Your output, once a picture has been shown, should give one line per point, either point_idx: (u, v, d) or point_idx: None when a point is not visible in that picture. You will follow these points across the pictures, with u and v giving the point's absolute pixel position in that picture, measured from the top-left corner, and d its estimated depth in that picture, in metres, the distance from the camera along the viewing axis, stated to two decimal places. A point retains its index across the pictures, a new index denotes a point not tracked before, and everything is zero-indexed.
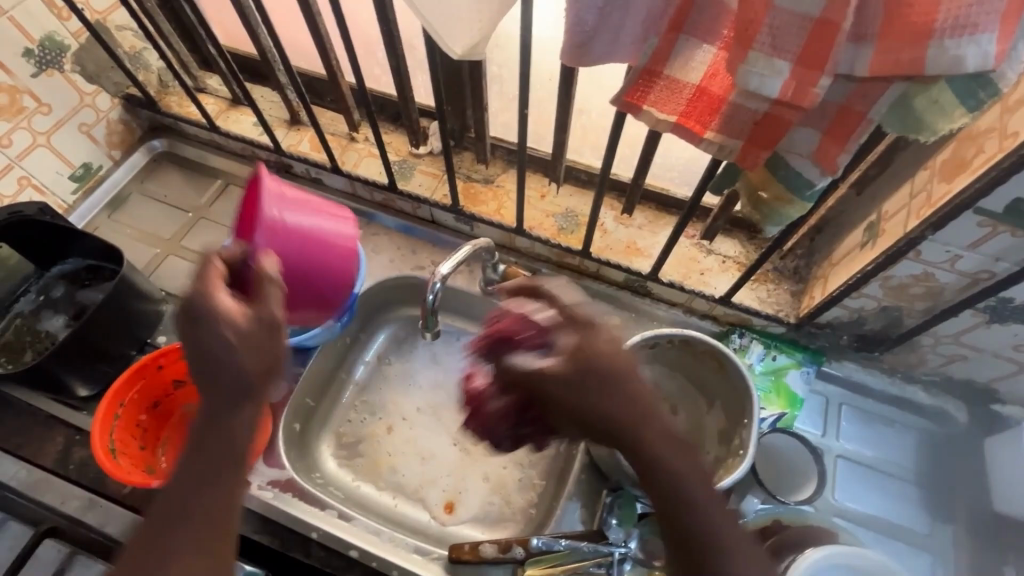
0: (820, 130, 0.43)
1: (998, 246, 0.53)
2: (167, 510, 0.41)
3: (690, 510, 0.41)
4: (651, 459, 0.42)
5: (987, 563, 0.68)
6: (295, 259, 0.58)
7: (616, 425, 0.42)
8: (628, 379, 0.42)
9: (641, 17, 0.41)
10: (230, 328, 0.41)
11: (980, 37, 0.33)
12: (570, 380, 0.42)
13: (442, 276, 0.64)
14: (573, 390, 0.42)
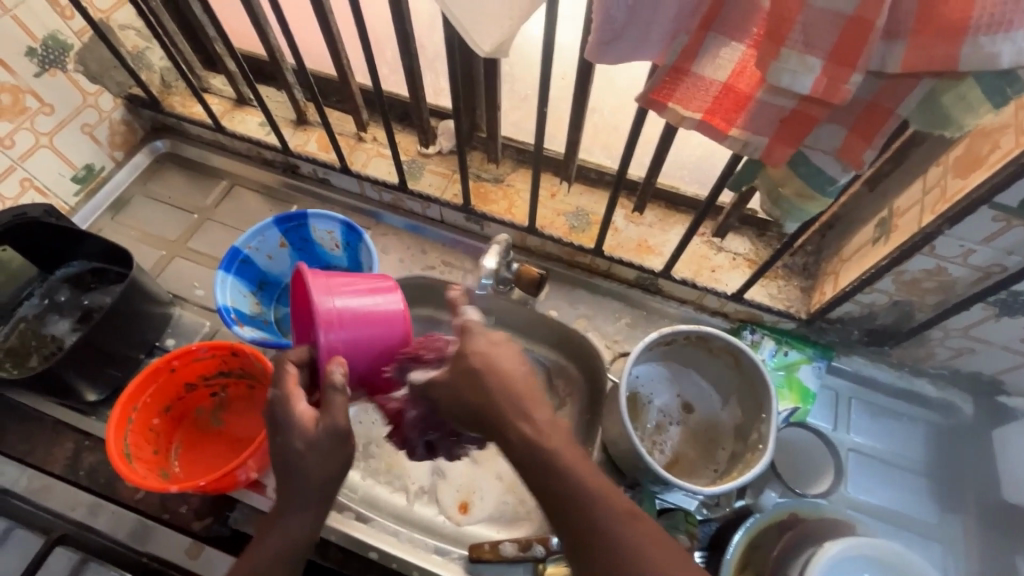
0: (846, 126, 0.43)
1: (1011, 240, 0.54)
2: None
3: (558, 477, 0.43)
4: (527, 444, 0.45)
5: (997, 553, 0.69)
6: (347, 341, 0.56)
7: (486, 410, 0.46)
8: (499, 374, 0.47)
9: (672, 15, 0.41)
10: (301, 439, 0.47)
11: (1014, 35, 0.34)
12: (448, 380, 0.49)
13: (489, 270, 0.74)
14: (456, 388, 0.48)
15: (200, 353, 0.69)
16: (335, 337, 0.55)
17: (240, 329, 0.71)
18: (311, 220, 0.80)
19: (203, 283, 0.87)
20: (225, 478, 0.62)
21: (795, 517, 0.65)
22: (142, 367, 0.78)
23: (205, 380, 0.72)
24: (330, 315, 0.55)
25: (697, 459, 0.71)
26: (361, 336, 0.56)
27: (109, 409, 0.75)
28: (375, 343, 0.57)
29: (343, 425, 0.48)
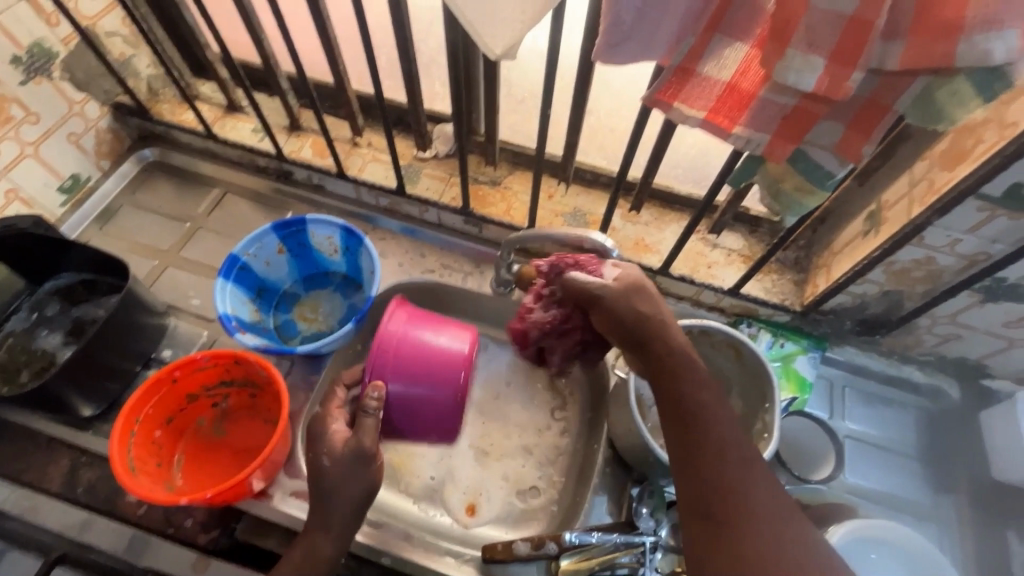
0: (845, 122, 0.46)
1: (995, 229, 0.57)
2: None
3: (694, 395, 0.52)
4: (678, 365, 0.54)
5: (988, 529, 0.73)
6: (393, 370, 0.64)
7: (652, 331, 0.56)
8: (657, 302, 0.58)
9: (679, 17, 0.43)
10: (328, 455, 0.56)
11: (1006, 32, 0.35)
12: (622, 292, 0.57)
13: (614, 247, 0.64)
14: (638, 305, 0.57)
15: (204, 363, 0.68)
16: (386, 361, 0.64)
17: (243, 336, 0.70)
18: (310, 226, 0.80)
19: (199, 292, 0.85)
20: (233, 489, 0.61)
21: (800, 503, 0.70)
22: (138, 379, 0.77)
23: (207, 390, 0.71)
24: (393, 337, 0.65)
25: None
26: (410, 367, 0.64)
27: (104, 423, 0.73)
28: (420, 381, 0.64)
29: (366, 447, 0.56)
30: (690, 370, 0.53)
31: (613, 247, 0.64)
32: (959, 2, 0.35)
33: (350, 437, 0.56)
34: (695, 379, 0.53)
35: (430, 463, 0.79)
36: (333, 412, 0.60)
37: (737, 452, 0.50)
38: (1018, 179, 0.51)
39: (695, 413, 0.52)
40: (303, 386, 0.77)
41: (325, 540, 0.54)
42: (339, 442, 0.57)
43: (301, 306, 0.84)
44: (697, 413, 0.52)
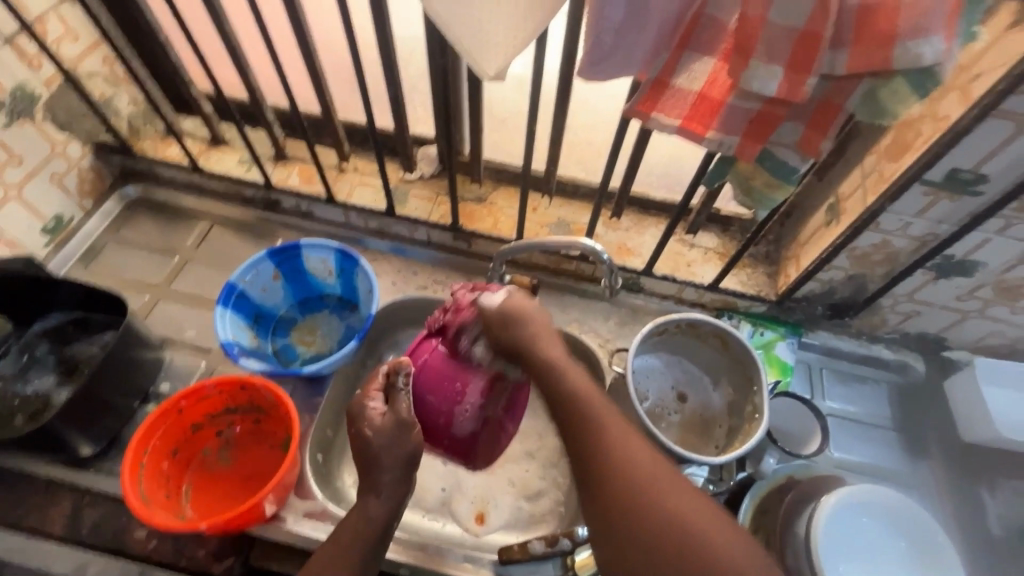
0: (804, 122, 0.51)
1: (940, 211, 0.64)
2: (354, 525, 0.55)
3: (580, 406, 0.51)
4: (556, 389, 0.53)
5: (963, 489, 0.78)
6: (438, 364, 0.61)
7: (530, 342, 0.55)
8: (524, 319, 0.56)
9: (654, 36, 0.48)
10: (369, 426, 0.56)
11: (933, 38, 0.41)
12: (505, 317, 0.56)
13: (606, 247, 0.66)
14: (529, 318, 0.57)
15: (209, 391, 0.69)
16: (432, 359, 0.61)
17: (246, 361, 0.71)
18: (304, 250, 0.81)
19: (193, 323, 0.85)
20: (247, 512, 0.62)
21: (792, 480, 0.73)
22: (137, 415, 0.76)
23: (212, 419, 0.71)
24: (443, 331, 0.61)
25: (696, 440, 0.76)
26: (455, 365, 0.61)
27: (105, 461, 0.72)
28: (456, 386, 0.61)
29: (405, 416, 0.58)
30: (569, 391, 0.52)
31: (602, 249, 0.66)
32: (890, 15, 0.41)
33: (391, 411, 0.58)
34: (579, 405, 0.51)
35: (439, 474, 0.81)
36: (371, 393, 0.59)
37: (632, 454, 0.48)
38: (954, 165, 0.58)
39: (588, 439, 0.49)
40: (307, 408, 0.78)
41: (376, 508, 0.56)
42: (378, 418, 0.58)
43: (298, 330, 0.85)
44: (584, 441, 0.49)
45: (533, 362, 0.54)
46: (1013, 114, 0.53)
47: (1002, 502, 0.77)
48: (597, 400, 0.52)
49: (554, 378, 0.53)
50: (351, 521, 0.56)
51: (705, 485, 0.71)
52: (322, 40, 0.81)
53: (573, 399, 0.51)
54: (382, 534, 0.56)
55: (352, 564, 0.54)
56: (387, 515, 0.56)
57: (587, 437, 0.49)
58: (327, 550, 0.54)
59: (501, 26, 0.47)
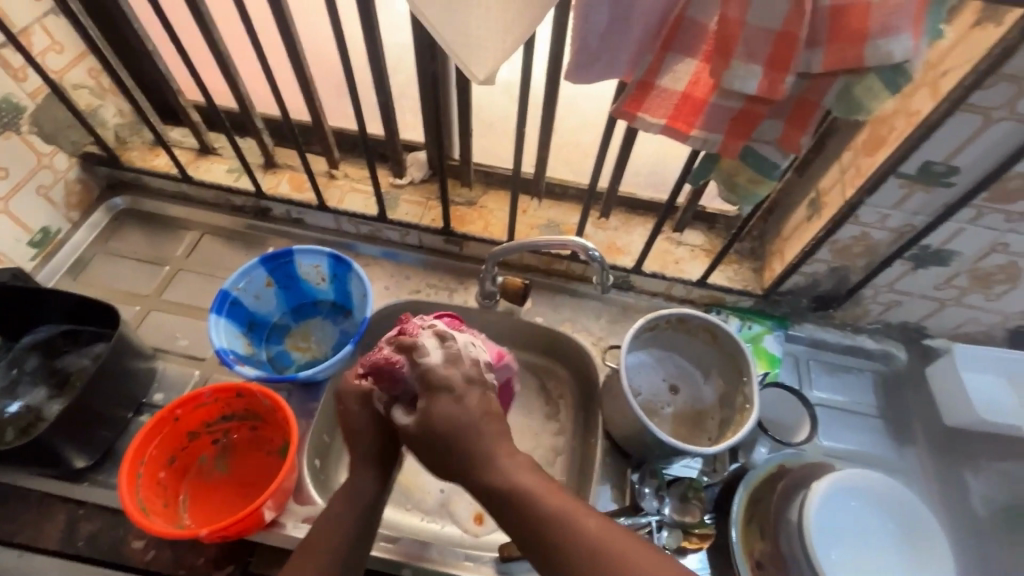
0: (784, 119, 0.53)
1: (915, 203, 0.66)
2: (343, 501, 0.57)
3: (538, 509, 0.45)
4: (517, 496, 0.45)
5: (948, 472, 0.81)
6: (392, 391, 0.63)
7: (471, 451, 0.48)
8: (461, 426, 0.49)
9: (639, 39, 0.50)
10: (353, 399, 0.59)
11: (901, 37, 0.43)
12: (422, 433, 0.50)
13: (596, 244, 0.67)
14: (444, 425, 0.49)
15: (205, 399, 0.68)
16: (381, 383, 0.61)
17: (241, 368, 0.71)
18: (297, 257, 0.82)
19: (186, 333, 0.85)
20: (247, 519, 0.62)
21: (784, 468, 0.74)
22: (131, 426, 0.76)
23: (208, 426, 0.71)
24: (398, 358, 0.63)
25: (690, 432, 0.78)
26: None
27: (99, 473, 0.71)
28: None
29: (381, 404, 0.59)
30: (533, 503, 0.45)
31: (592, 247, 0.68)
32: (861, 16, 0.43)
33: (375, 388, 0.59)
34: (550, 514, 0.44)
35: (437, 476, 0.81)
36: (358, 367, 0.62)
37: (608, 556, 0.41)
38: (927, 157, 0.61)
39: (561, 553, 0.43)
40: (303, 413, 0.78)
41: (363, 481, 0.58)
42: (361, 387, 0.59)
43: (292, 337, 0.85)
44: (557, 552, 0.43)
45: (483, 478, 0.47)
46: (980, 108, 0.55)
47: (985, 483, 0.79)
48: (554, 498, 0.45)
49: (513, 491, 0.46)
50: (339, 498, 0.58)
51: (699, 477, 0.75)
52: (310, 49, 0.82)
53: (536, 505, 0.45)
54: (373, 504, 0.58)
55: (346, 533, 0.56)
56: (374, 488, 0.58)
57: (560, 548, 0.43)
58: (318, 527, 0.57)
59: (491, 32, 0.49)
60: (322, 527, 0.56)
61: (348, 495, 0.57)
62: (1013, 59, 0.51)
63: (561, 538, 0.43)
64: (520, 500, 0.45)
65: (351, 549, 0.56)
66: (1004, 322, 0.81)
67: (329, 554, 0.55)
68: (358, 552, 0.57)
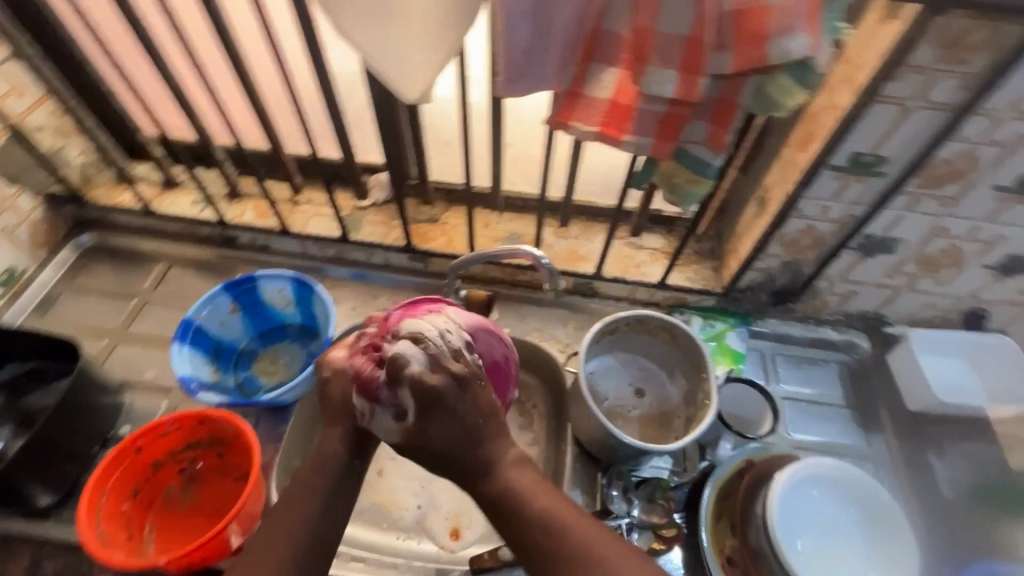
0: (708, 119, 0.55)
1: (852, 194, 0.68)
2: (313, 471, 0.54)
3: (530, 516, 0.48)
4: (511, 498, 0.49)
5: (916, 456, 0.81)
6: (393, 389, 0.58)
7: (473, 459, 0.50)
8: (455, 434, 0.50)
9: (560, 51, 0.52)
10: (329, 366, 0.57)
11: (797, 35, 0.46)
12: (412, 447, 0.51)
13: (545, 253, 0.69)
14: (448, 433, 0.50)
15: (168, 427, 0.69)
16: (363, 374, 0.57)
17: (205, 395, 0.71)
18: (261, 282, 0.83)
19: (153, 364, 0.85)
20: (208, 547, 0.62)
21: (750, 463, 0.74)
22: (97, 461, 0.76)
23: (173, 455, 0.71)
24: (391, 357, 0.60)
25: (658, 432, 0.78)
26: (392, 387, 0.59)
27: (65, 510, 0.72)
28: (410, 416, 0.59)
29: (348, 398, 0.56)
30: (527, 506, 0.49)
31: (542, 255, 0.69)
32: (760, 18, 0.46)
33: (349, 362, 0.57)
34: (542, 517, 0.48)
35: (412, 493, 0.81)
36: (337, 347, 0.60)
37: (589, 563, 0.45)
38: (855, 149, 0.63)
39: (546, 549, 0.47)
40: (271, 438, 0.78)
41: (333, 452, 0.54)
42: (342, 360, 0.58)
43: (260, 361, 0.86)
44: (551, 552, 0.47)
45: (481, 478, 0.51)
46: (895, 99, 0.58)
47: (951, 466, 0.80)
48: (549, 512, 0.49)
49: (509, 492, 0.50)
50: (308, 471, 0.54)
51: (669, 478, 0.75)
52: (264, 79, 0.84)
53: (531, 507, 0.49)
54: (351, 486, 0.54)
55: (320, 499, 0.52)
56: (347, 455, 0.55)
57: (546, 548, 0.47)
58: (287, 503, 0.52)
59: (417, 51, 0.50)
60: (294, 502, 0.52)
61: (317, 467, 0.53)
62: (916, 51, 0.53)
63: (548, 534, 0.47)
64: (517, 505, 0.49)
65: (330, 522, 0.52)
66: (958, 305, 0.82)
67: (303, 522, 0.50)
68: (329, 540, 0.51)
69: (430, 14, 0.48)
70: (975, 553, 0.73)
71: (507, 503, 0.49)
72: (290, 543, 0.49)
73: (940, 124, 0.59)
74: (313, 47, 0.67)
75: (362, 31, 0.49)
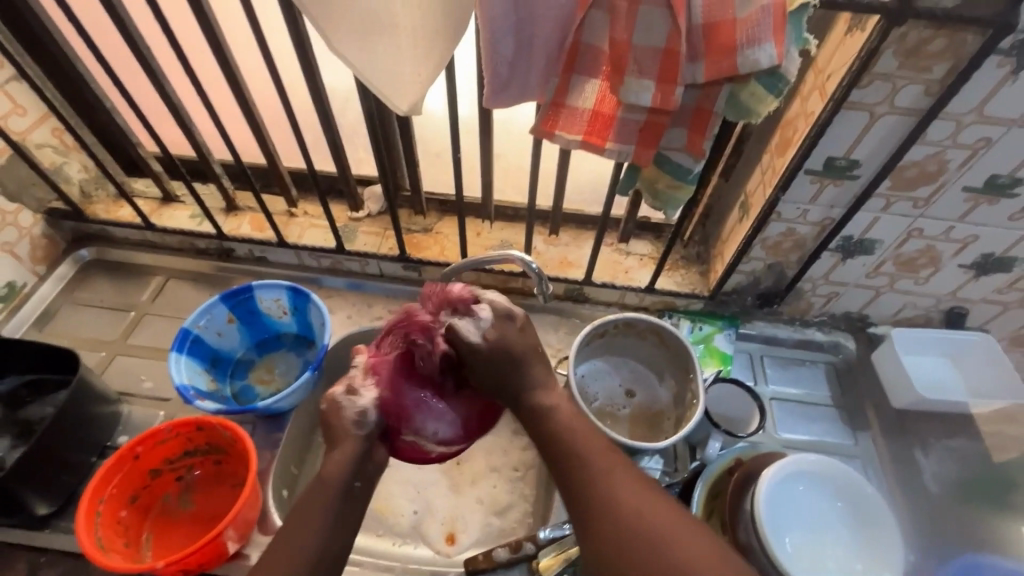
0: (686, 126, 0.58)
1: (829, 196, 0.71)
2: (310, 489, 0.55)
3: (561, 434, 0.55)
4: (547, 420, 0.56)
5: (903, 453, 0.83)
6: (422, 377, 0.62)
7: (524, 377, 0.58)
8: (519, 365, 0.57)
9: (543, 65, 0.55)
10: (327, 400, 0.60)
11: (765, 46, 0.48)
12: (491, 352, 0.57)
13: (531, 258, 0.70)
14: (509, 346, 0.57)
15: (165, 435, 0.70)
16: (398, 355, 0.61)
17: (201, 402, 0.73)
18: (258, 292, 0.84)
19: (151, 375, 0.86)
20: (205, 552, 0.63)
21: (739, 462, 0.76)
22: (95, 471, 0.76)
23: (170, 463, 0.73)
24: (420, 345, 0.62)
25: (648, 433, 0.79)
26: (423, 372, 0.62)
27: (63, 519, 0.73)
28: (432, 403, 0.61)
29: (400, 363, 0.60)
30: (557, 424, 0.55)
31: (531, 259, 0.70)
32: (729, 31, 0.49)
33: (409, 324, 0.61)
34: (567, 433, 0.55)
35: (409, 498, 0.81)
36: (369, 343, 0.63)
37: (607, 474, 0.51)
38: (829, 153, 0.66)
39: (565, 459, 0.53)
40: (268, 445, 0.79)
41: (331, 470, 0.56)
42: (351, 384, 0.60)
43: (256, 370, 0.87)
44: (576, 465, 0.52)
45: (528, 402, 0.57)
46: (864, 105, 0.61)
47: (935, 461, 0.82)
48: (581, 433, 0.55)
49: (543, 412, 0.56)
50: (307, 489, 0.55)
51: (662, 478, 0.75)
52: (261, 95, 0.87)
53: (562, 423, 0.56)
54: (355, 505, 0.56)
55: (326, 517, 0.53)
56: (348, 475, 0.55)
57: (570, 461, 0.53)
58: (294, 513, 0.54)
59: (405, 65, 0.52)
60: (298, 511, 0.53)
61: (318, 483, 0.55)
62: (880, 60, 0.56)
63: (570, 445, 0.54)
64: (547, 422, 0.56)
65: (336, 539, 0.53)
66: (939, 305, 0.85)
67: (311, 536, 0.52)
68: (336, 550, 0.53)
69: (420, 30, 0.50)
70: (959, 546, 0.76)
71: (539, 419, 0.56)
72: (305, 553, 0.51)
73: (908, 128, 0.62)
74: (308, 65, 0.69)
75: (353, 47, 0.51)
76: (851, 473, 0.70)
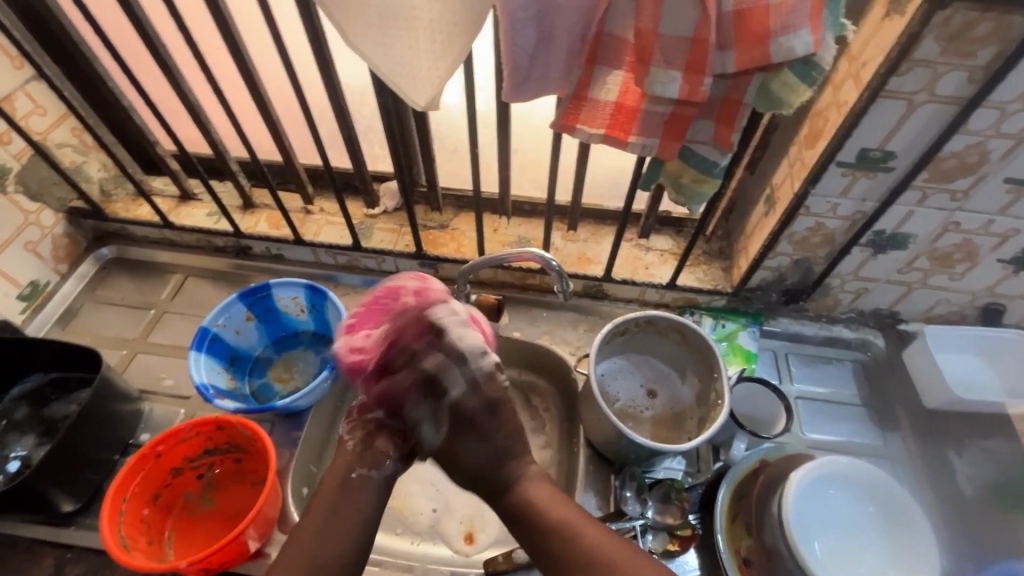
0: (713, 118, 0.55)
1: (861, 189, 0.68)
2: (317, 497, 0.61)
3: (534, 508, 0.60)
4: (526, 504, 0.61)
5: (934, 453, 0.80)
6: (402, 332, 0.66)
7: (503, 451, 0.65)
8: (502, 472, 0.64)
9: (564, 55, 0.52)
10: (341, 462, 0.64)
11: (800, 33, 0.46)
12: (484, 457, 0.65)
13: (551, 258, 0.68)
14: (479, 458, 0.65)
15: (186, 434, 0.71)
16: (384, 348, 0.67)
17: (221, 401, 0.72)
18: (275, 290, 0.84)
19: (171, 373, 0.87)
20: (226, 552, 0.63)
21: (764, 463, 0.75)
22: (118, 468, 0.77)
23: (191, 461, 0.73)
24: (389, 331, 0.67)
25: (670, 433, 0.78)
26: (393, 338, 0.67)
27: (88, 516, 0.74)
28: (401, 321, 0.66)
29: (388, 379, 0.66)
30: (540, 513, 0.60)
31: (551, 257, 0.68)
32: (762, 17, 0.46)
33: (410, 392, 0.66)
34: (554, 524, 0.59)
35: (428, 496, 0.81)
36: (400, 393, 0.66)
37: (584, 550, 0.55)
38: (863, 144, 0.63)
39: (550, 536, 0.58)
40: (287, 443, 0.79)
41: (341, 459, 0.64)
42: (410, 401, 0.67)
43: (274, 368, 0.87)
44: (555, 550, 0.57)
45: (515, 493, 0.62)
46: (902, 93, 0.58)
47: (969, 463, 0.80)
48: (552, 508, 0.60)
49: (528, 498, 0.62)
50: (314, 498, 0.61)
51: (683, 478, 0.76)
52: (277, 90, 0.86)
53: (544, 514, 0.60)
54: (361, 493, 0.62)
55: (322, 515, 0.59)
56: (346, 468, 0.63)
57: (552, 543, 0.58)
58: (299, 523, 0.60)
59: (423, 60, 0.51)
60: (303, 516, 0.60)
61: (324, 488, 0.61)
62: (921, 46, 0.53)
63: (561, 537, 0.57)
64: (533, 511, 0.60)
65: (333, 541, 0.58)
66: (974, 301, 0.81)
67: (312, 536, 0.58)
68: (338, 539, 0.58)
69: (438, 23, 0.49)
70: (995, 552, 0.73)
71: (526, 512, 0.60)
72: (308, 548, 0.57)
73: (949, 117, 0.59)
74: (325, 65, 0.69)
75: (371, 41, 0.50)
76: (882, 475, 0.68)
